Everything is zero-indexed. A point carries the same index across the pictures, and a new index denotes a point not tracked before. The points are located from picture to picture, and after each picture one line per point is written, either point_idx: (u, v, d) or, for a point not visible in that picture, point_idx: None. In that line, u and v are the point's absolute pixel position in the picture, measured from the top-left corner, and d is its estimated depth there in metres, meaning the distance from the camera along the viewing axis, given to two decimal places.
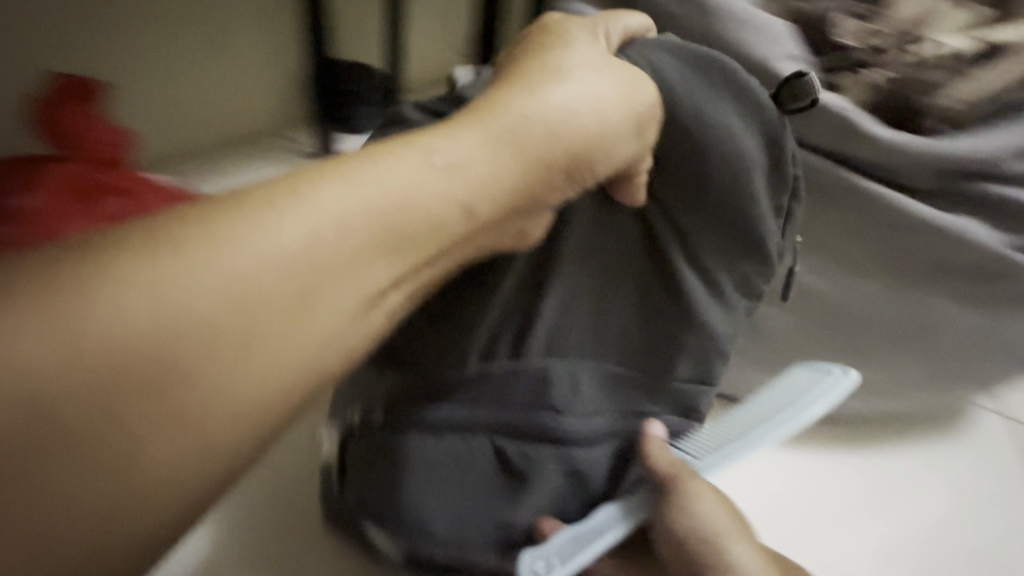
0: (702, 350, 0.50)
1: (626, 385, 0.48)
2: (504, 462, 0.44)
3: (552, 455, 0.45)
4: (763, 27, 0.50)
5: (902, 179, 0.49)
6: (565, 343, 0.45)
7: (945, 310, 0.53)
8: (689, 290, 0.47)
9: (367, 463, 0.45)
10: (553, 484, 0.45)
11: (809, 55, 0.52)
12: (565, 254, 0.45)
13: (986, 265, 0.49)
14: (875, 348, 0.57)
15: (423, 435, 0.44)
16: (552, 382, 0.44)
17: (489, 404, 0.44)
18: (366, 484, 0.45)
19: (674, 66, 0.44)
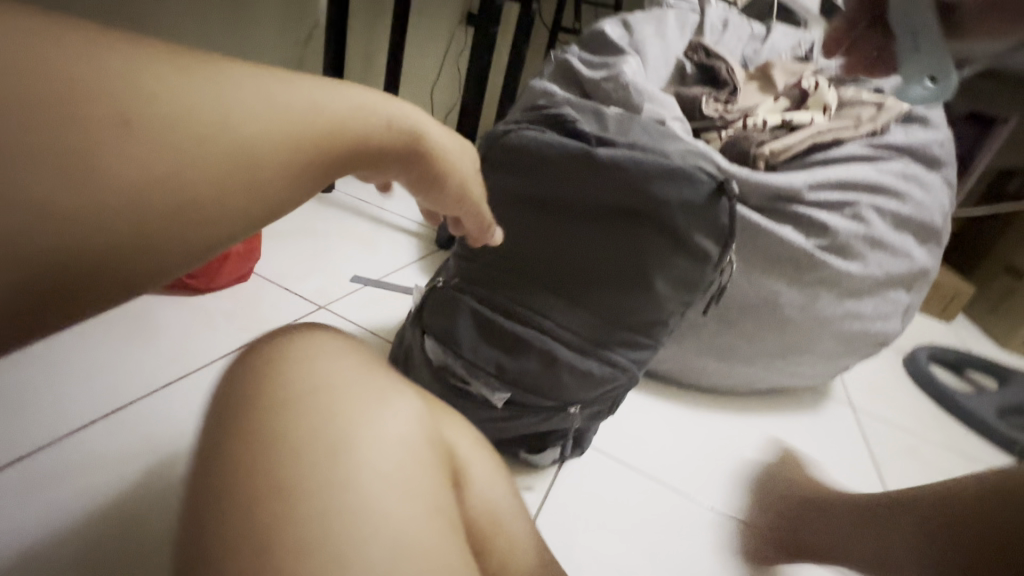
0: (657, 318, 0.56)
1: (607, 322, 0.55)
2: (501, 335, 0.55)
3: (539, 343, 0.54)
4: (660, 100, 0.78)
5: (742, 198, 0.75)
6: (554, 265, 0.54)
7: (778, 291, 0.77)
8: (655, 266, 0.52)
9: (436, 306, 0.59)
10: (547, 368, 0.55)
11: (686, 121, 0.79)
12: (552, 190, 0.54)
13: (801, 259, 0.75)
14: (740, 320, 0.80)
15: (463, 291, 0.57)
16: (544, 286, 0.54)
17: (509, 291, 0.56)
18: (438, 319, 0.58)
19: (612, 152, 0.52)
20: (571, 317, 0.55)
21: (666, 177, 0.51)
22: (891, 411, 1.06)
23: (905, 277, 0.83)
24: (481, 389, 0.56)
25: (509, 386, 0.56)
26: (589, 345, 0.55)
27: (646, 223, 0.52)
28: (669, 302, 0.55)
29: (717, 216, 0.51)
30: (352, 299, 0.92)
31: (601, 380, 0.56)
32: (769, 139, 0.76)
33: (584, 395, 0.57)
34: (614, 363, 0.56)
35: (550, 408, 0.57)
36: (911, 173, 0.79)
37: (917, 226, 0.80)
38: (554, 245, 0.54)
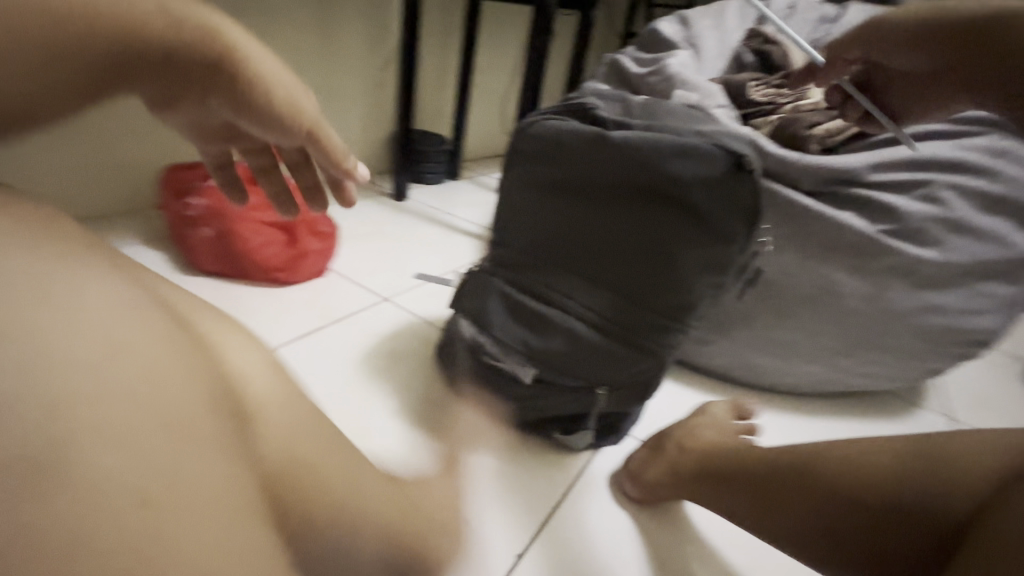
0: (684, 299, 0.55)
1: (628, 302, 0.56)
2: (529, 313, 0.59)
3: (563, 321, 0.57)
4: (703, 89, 0.78)
5: (793, 183, 0.71)
6: (576, 246, 0.56)
7: (837, 279, 0.72)
8: (676, 245, 0.53)
9: (470, 289, 0.63)
10: (570, 346, 0.57)
11: (731, 108, 0.77)
12: (570, 174, 0.56)
13: (862, 244, 0.70)
14: (796, 310, 0.75)
15: (493, 275, 0.61)
16: (568, 268, 0.57)
17: (534, 274, 0.59)
18: (470, 301, 0.62)
19: (624, 133, 0.53)
20: (595, 297, 0.56)
21: (679, 154, 0.51)
22: (1005, 424, 0.92)
23: (1004, 266, 0.73)
24: (509, 365, 0.59)
25: (537, 363, 0.59)
26: (610, 325, 0.56)
27: (665, 201, 0.52)
28: (694, 281, 0.54)
29: (738, 193, 0.50)
30: (413, 293, 1.00)
31: (627, 360, 0.57)
32: (821, 119, 0.73)
33: (612, 374, 0.58)
34: (640, 343, 0.57)
35: (578, 387, 0.59)
36: (1005, 147, 0.70)
37: (1015, 207, 0.70)
38: (576, 228, 0.56)
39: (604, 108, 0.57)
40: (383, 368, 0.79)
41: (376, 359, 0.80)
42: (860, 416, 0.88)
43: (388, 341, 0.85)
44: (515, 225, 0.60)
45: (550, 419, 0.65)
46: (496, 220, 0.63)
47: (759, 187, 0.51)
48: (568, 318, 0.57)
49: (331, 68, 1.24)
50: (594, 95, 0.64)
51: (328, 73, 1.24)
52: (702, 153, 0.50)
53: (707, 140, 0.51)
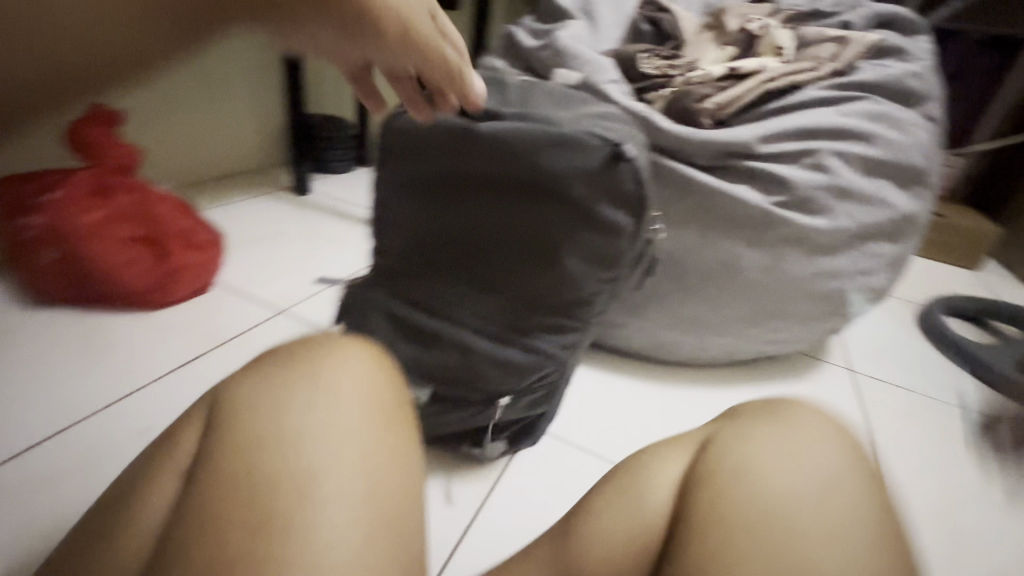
0: (578, 297, 0.53)
1: (521, 305, 0.52)
2: (417, 329, 0.53)
3: (452, 334, 0.53)
4: (595, 62, 0.73)
5: (689, 158, 0.70)
6: (457, 253, 0.51)
7: (738, 253, 0.72)
8: (561, 244, 0.49)
9: (352, 306, 0.56)
10: (464, 359, 0.53)
11: (625, 82, 0.73)
12: (444, 173, 0.50)
13: (757, 217, 0.69)
14: (701, 286, 0.75)
15: (375, 289, 0.55)
16: (453, 276, 0.52)
17: (418, 286, 0.53)
18: (355, 320, 0.56)
19: (495, 124, 0.47)
20: (485, 305, 0.52)
21: (556, 145, 0.46)
22: (895, 369, 0.99)
23: (886, 228, 0.76)
24: (402, 382, 0.55)
25: (432, 379, 0.54)
26: (505, 330, 0.53)
27: (546, 198, 0.48)
28: (586, 278, 0.52)
29: (620, 184, 0.47)
30: (314, 302, 0.92)
31: (526, 365, 0.55)
32: (712, 92, 0.71)
33: (512, 382, 0.55)
34: (537, 347, 0.54)
35: (480, 399, 0.56)
36: (882, 112, 0.71)
37: (893, 168, 0.72)
38: (455, 232, 0.51)
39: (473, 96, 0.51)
40: None
41: None
42: (770, 378, 0.91)
43: None
44: (394, 232, 0.54)
45: (457, 433, 0.62)
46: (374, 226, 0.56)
47: (641, 176, 0.47)
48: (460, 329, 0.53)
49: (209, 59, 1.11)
50: None
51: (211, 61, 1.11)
52: (581, 142, 0.46)
53: (581, 128, 0.47)
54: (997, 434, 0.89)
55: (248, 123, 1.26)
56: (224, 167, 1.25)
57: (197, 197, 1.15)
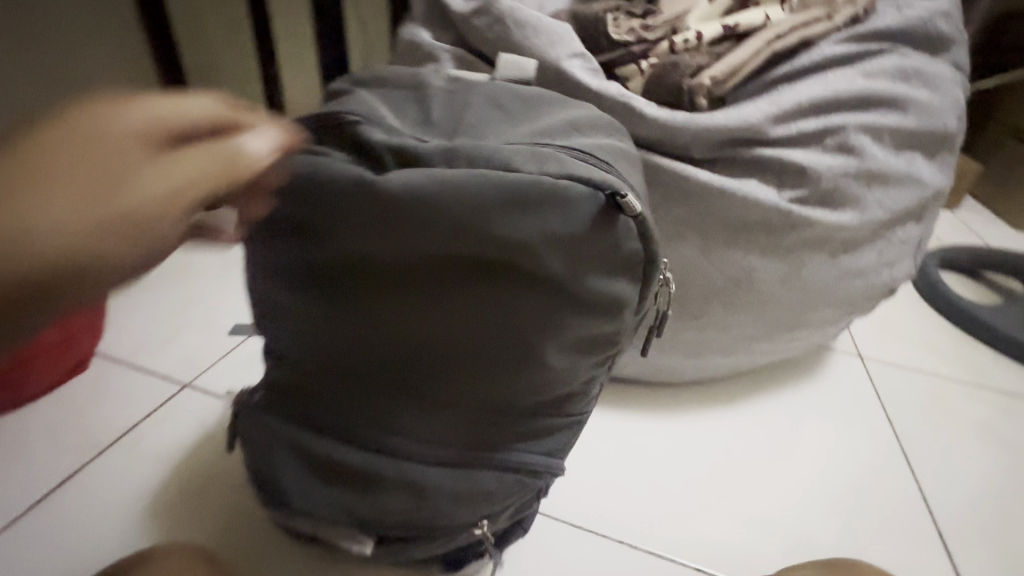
0: (564, 392, 0.38)
1: (489, 417, 0.37)
2: (345, 469, 0.38)
3: (395, 472, 0.37)
4: (549, 31, 0.54)
5: (682, 152, 0.54)
6: (388, 362, 0.36)
7: (751, 265, 0.57)
8: (537, 339, 0.34)
9: (254, 436, 0.40)
10: (417, 499, 0.38)
11: (591, 56, 0.55)
12: (347, 252, 0.32)
13: (773, 221, 0.54)
14: (707, 308, 0.60)
15: (277, 416, 0.39)
16: (385, 394, 0.36)
17: (340, 407, 0.37)
18: (259, 456, 0.40)
19: (415, 173, 0.30)
20: (434, 426, 0.37)
21: (514, 201, 0.29)
22: (904, 349, 0.89)
23: (916, 209, 0.62)
24: (335, 534, 0.40)
25: (377, 527, 0.39)
26: (471, 451, 0.38)
27: (507, 280, 0.32)
28: (573, 371, 0.37)
29: (615, 245, 0.31)
30: (228, 362, 0.70)
31: (503, 489, 0.40)
32: (708, 61, 0.54)
33: (488, 509, 0.40)
34: (516, 465, 0.39)
35: (447, 535, 0.41)
36: (912, 67, 0.57)
37: (925, 138, 0.58)
38: (378, 336, 0.35)
39: (372, 125, 0.32)
40: (180, 515, 0.53)
41: (167, 502, 0.54)
42: (778, 384, 0.80)
43: (188, 464, 0.58)
44: (292, 334, 0.37)
45: (426, 559, 0.47)
46: (264, 322, 0.39)
47: (643, 227, 0.32)
48: (407, 459, 0.37)
49: None
50: (373, 76, 0.39)
51: None
52: (551, 192, 0.29)
53: (552, 170, 0.30)
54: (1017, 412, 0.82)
55: None
56: None
57: None
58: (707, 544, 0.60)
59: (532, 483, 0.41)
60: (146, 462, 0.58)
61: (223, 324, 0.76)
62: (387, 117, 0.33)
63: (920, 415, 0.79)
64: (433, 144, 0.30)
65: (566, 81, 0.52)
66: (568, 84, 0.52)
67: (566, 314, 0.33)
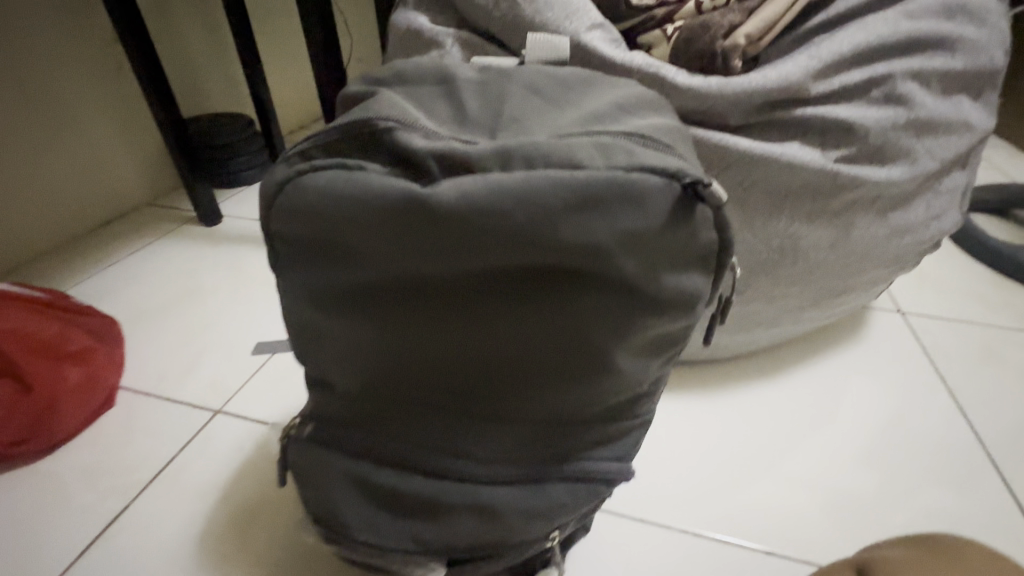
0: (633, 393, 0.36)
1: (557, 426, 0.35)
2: (410, 498, 0.35)
3: (463, 496, 0.35)
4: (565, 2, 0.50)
5: (718, 120, 0.50)
6: (449, 382, 0.33)
7: (797, 233, 0.54)
8: (609, 343, 0.32)
9: (305, 470, 0.37)
10: (489, 521, 0.36)
11: (610, 25, 0.51)
12: (397, 268, 0.30)
13: (820, 184, 0.51)
14: (752, 282, 0.57)
15: (329, 447, 0.36)
16: (447, 414, 0.34)
17: (400, 431, 0.35)
18: (313, 493, 0.37)
19: (472, 179, 0.27)
20: (503, 442, 0.35)
21: (583, 199, 0.27)
22: (945, 301, 0.86)
23: (965, 155, 0.58)
24: (401, 565, 0.37)
25: (446, 554, 0.37)
26: (542, 464, 0.36)
27: (575, 282, 0.30)
28: (642, 373, 0.35)
29: (686, 239, 0.30)
30: (256, 385, 0.68)
31: (576, 501, 0.37)
32: (740, 18, 0.50)
33: (561, 521, 0.38)
34: (589, 475, 0.37)
35: (518, 554, 0.39)
36: (957, 3, 0.52)
37: (972, 77, 0.54)
38: (437, 357, 0.32)
39: (411, 130, 0.29)
40: (233, 548, 0.52)
41: (217, 537, 0.53)
42: (821, 350, 0.77)
43: (231, 498, 0.56)
44: (341, 361, 0.34)
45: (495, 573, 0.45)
46: (306, 352, 0.36)
47: (715, 216, 0.30)
48: (477, 479, 0.35)
49: (42, 80, 0.84)
50: (392, 72, 0.35)
51: (43, 84, 0.84)
52: (619, 184, 0.27)
53: (621, 165, 0.27)
54: None
55: (123, 147, 0.97)
56: (110, 206, 0.97)
57: (65, 267, 0.86)
58: (770, 523, 0.58)
59: (605, 490, 0.39)
60: (191, 496, 0.56)
61: (244, 346, 0.73)
62: (424, 119, 0.30)
63: (971, 366, 0.76)
64: (483, 145, 0.28)
65: (591, 55, 0.48)
66: (591, 58, 0.48)
67: (638, 311, 0.31)
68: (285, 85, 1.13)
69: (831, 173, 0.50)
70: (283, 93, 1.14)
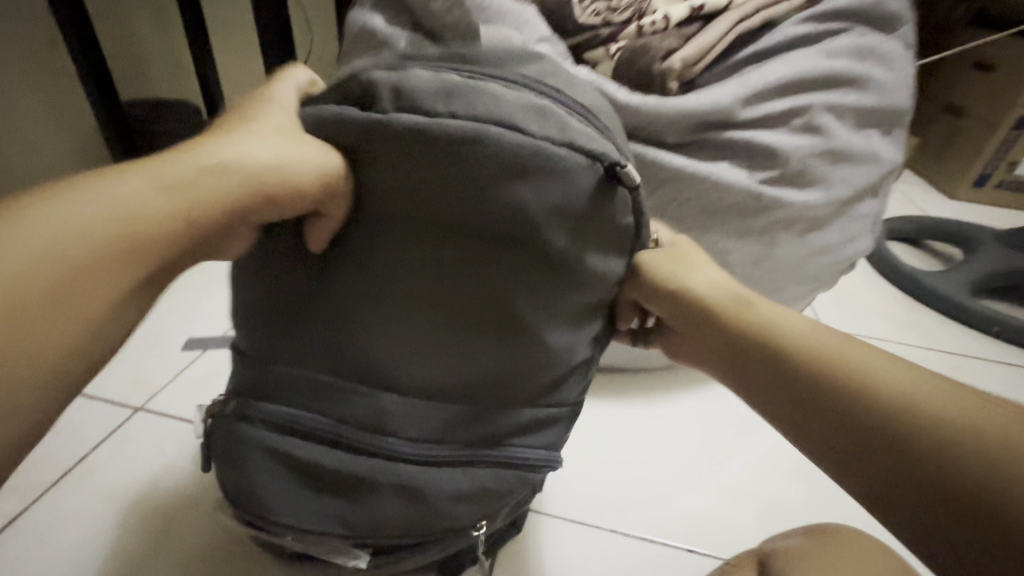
0: (564, 374, 0.38)
1: (488, 406, 0.36)
2: (339, 477, 0.35)
3: (392, 477, 0.35)
4: (514, 15, 0.52)
5: (655, 137, 0.53)
6: (383, 356, 0.34)
7: (726, 248, 0.58)
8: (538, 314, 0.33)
9: (225, 446, 0.36)
10: (413, 502, 0.36)
11: (558, 40, 0.53)
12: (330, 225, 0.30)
13: (745, 203, 0.55)
14: None
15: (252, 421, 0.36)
16: (379, 391, 0.34)
17: (329, 403, 0.35)
18: (233, 468, 0.36)
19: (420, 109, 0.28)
20: (433, 419, 0.35)
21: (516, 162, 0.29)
22: (862, 321, 0.93)
23: (875, 184, 0.64)
24: (323, 553, 0.37)
25: (368, 538, 0.36)
26: (470, 445, 0.36)
27: (509, 259, 0.32)
28: (571, 354, 0.37)
29: (612, 218, 0.33)
30: (183, 382, 0.65)
31: (505, 488, 0.38)
32: (676, 43, 0.54)
33: (488, 508, 0.38)
34: (517, 460, 0.38)
35: (442, 543, 0.39)
36: (869, 46, 0.58)
37: (880, 115, 0.60)
38: (375, 327, 0.33)
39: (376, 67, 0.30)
40: (144, 551, 0.49)
41: (128, 539, 0.50)
42: None
43: (147, 499, 0.53)
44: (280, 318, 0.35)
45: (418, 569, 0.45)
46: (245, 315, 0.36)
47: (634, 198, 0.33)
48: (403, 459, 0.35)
49: None
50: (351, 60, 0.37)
51: None
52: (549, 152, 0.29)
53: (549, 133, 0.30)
54: (966, 370, 0.87)
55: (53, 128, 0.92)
56: None
57: None
58: (695, 524, 0.60)
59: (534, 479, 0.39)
60: (102, 496, 0.53)
61: (173, 341, 0.70)
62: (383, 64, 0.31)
63: None
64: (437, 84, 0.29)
65: None
66: None
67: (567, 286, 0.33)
68: (237, 76, 1.10)
69: (755, 194, 0.54)
70: (234, 84, 1.11)
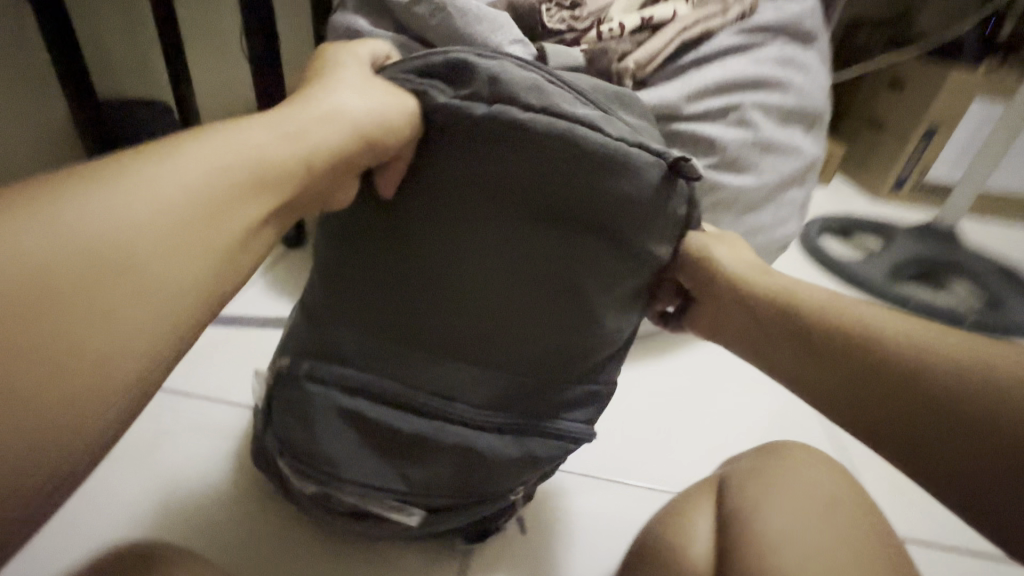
0: (604, 355, 0.48)
1: (538, 385, 0.46)
2: (415, 440, 0.46)
3: (456, 441, 0.45)
4: (491, 19, 0.58)
5: None
6: (454, 333, 0.44)
7: None
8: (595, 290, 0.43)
9: (330, 409, 0.47)
10: (472, 465, 0.46)
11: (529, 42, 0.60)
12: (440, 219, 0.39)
13: None
14: None
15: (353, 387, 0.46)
16: (448, 362, 0.45)
17: (415, 381, 0.45)
18: (334, 430, 0.47)
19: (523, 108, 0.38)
20: (494, 391, 0.46)
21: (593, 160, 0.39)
22: None
23: (799, 173, 0.74)
24: (388, 509, 0.47)
25: (429, 494, 0.47)
26: (521, 419, 0.46)
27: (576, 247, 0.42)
28: (618, 329, 0.46)
29: (672, 206, 0.43)
30: None
31: (548, 456, 0.48)
32: (630, 48, 0.62)
33: (529, 475, 0.49)
34: (559, 433, 0.48)
35: (488, 502, 0.49)
36: (790, 55, 0.68)
37: (801, 114, 0.70)
38: (451, 304, 0.43)
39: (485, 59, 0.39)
40: None
41: None
42: None
43: None
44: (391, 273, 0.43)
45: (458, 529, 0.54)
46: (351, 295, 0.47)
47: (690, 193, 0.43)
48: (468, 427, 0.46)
49: None
50: None
51: None
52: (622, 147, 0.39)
53: (618, 136, 0.39)
54: None
55: None
56: None
57: None
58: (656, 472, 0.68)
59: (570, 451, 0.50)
60: None
61: None
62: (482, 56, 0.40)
63: None
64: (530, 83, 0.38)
65: None
66: None
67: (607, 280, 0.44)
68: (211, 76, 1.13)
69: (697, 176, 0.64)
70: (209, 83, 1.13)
